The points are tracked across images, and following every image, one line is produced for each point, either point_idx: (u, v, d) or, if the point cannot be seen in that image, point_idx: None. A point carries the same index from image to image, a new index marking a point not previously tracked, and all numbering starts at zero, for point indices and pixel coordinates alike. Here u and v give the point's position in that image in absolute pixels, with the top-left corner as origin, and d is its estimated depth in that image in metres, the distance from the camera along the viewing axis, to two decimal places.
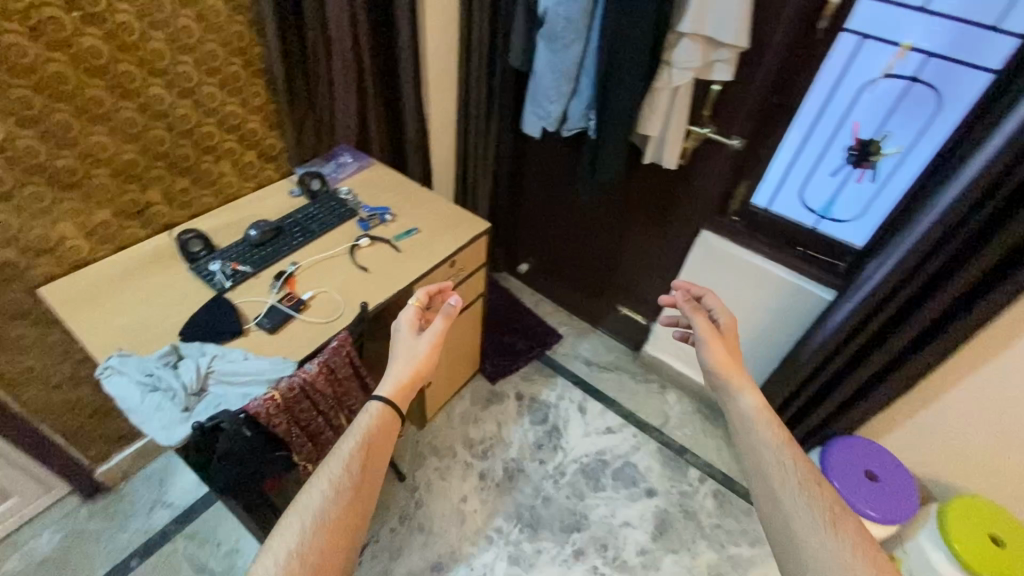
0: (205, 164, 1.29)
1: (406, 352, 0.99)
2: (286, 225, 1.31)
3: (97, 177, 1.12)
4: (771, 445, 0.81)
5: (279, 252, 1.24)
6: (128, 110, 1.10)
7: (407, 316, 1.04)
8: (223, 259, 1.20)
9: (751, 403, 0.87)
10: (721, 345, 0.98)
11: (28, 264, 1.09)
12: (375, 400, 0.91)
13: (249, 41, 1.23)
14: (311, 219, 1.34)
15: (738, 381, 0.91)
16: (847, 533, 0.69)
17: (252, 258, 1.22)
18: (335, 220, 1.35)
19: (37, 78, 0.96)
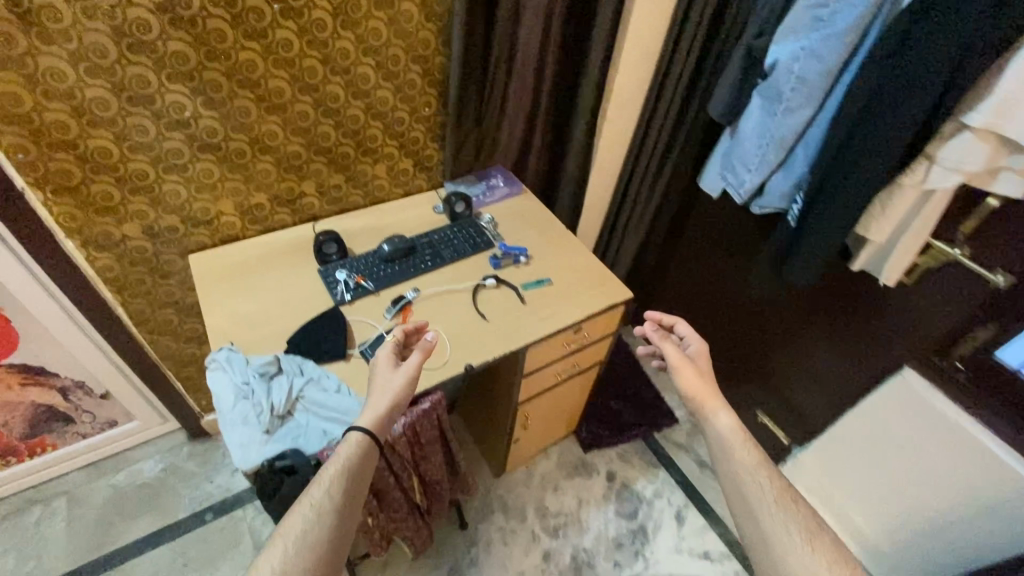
0: (361, 165, 1.27)
1: (382, 387, 0.87)
2: (419, 245, 1.24)
3: (261, 163, 1.13)
4: (753, 471, 0.84)
5: (404, 274, 1.18)
6: (302, 104, 1.09)
7: (385, 346, 0.92)
8: (350, 269, 1.16)
9: (728, 427, 0.89)
10: (695, 373, 0.97)
11: (187, 233, 1.14)
12: (353, 434, 0.81)
13: (433, 50, 1.16)
14: (445, 244, 1.26)
15: (718, 408, 0.91)
16: (824, 546, 0.75)
17: (377, 274, 1.16)
18: (468, 251, 1.26)
19: (229, 64, 0.96)
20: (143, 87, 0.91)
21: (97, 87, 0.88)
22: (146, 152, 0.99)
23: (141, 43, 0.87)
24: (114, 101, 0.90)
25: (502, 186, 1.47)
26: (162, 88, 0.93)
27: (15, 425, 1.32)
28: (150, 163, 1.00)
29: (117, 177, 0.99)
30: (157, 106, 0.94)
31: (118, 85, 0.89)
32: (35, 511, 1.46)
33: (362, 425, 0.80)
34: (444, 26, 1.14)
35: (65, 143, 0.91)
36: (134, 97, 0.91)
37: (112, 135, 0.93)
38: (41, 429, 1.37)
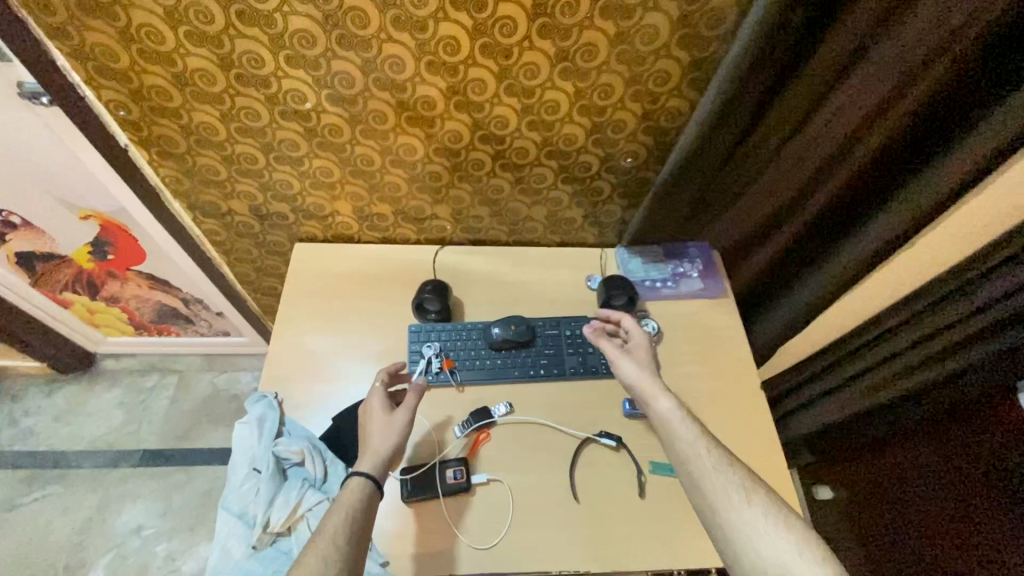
0: (515, 203, 0.94)
1: (375, 433, 0.75)
2: (542, 338, 0.91)
3: (390, 175, 0.86)
4: (694, 443, 0.70)
5: (503, 373, 0.88)
6: (456, 122, 0.77)
7: (374, 388, 0.79)
8: (446, 339, 0.90)
9: (671, 407, 0.75)
10: (638, 364, 0.81)
11: (296, 222, 0.96)
12: (357, 478, 0.69)
13: (669, 89, 0.73)
14: (574, 348, 0.91)
15: (659, 390, 0.77)
16: (762, 499, 0.63)
17: (472, 361, 0.88)
18: (598, 372, 0.90)
19: (367, 57, 0.67)
20: (256, 67, 0.67)
21: (201, 57, 0.66)
22: (256, 138, 0.78)
23: (255, 12, 0.61)
24: (221, 76, 0.68)
25: (695, 278, 1.02)
26: (278, 71, 0.68)
27: (145, 313, 1.40)
28: (259, 150, 0.80)
29: (223, 155, 0.81)
30: (272, 90, 0.71)
31: (225, 59, 0.66)
32: (156, 377, 1.62)
33: (363, 471, 0.70)
34: (702, 58, 0.69)
35: (168, 111, 0.73)
36: (244, 76, 0.68)
37: (218, 112, 0.73)
38: (166, 321, 1.45)
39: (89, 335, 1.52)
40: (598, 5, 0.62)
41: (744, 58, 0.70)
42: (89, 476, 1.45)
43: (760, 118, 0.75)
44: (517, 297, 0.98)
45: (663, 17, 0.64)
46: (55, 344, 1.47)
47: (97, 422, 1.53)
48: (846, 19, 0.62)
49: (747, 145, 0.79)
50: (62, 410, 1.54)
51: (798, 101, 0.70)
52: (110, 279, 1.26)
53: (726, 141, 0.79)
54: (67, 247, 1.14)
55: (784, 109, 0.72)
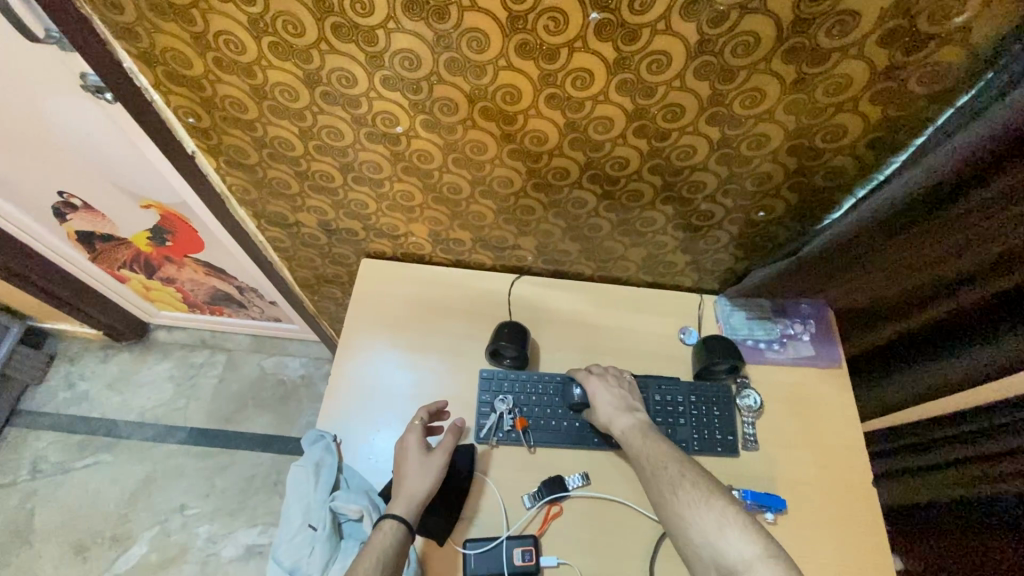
0: (611, 242, 0.82)
1: (409, 475, 0.71)
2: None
3: (476, 205, 0.76)
4: (640, 451, 0.71)
5: (581, 440, 0.79)
6: (567, 159, 0.65)
7: (412, 423, 0.75)
8: (521, 393, 0.81)
9: (627, 423, 0.74)
10: (594, 393, 0.78)
11: (366, 239, 0.88)
12: (389, 520, 0.67)
13: (839, 146, 0.59)
14: (663, 417, 0.81)
15: (614, 409, 0.76)
16: (712, 495, 0.64)
17: (547, 422, 0.80)
18: (688, 448, 0.79)
19: (477, 84, 0.56)
20: (346, 86, 0.57)
21: (285, 71, 0.56)
22: (335, 157, 0.68)
23: (355, 27, 0.51)
24: (304, 93, 0.59)
25: (806, 342, 0.89)
26: (371, 92, 0.58)
27: (199, 294, 1.37)
28: (337, 169, 0.71)
29: (296, 171, 0.72)
30: (360, 112, 0.61)
31: (311, 75, 0.56)
32: (205, 353, 1.61)
33: (395, 513, 0.67)
34: (895, 117, 0.55)
35: (243, 123, 0.65)
36: (331, 94, 0.58)
37: (296, 129, 0.64)
38: (219, 303, 1.42)
39: (144, 307, 1.51)
40: (783, 45, 0.48)
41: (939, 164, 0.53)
42: (137, 447, 1.47)
43: (930, 220, 0.61)
44: (600, 344, 0.88)
45: (862, 66, 0.50)
46: (113, 314, 1.47)
47: (147, 393, 1.54)
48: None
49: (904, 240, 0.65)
50: (116, 378, 1.56)
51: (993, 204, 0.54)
52: (167, 263, 1.22)
53: (880, 236, 0.65)
54: (127, 231, 1.10)
55: (971, 209, 0.56)
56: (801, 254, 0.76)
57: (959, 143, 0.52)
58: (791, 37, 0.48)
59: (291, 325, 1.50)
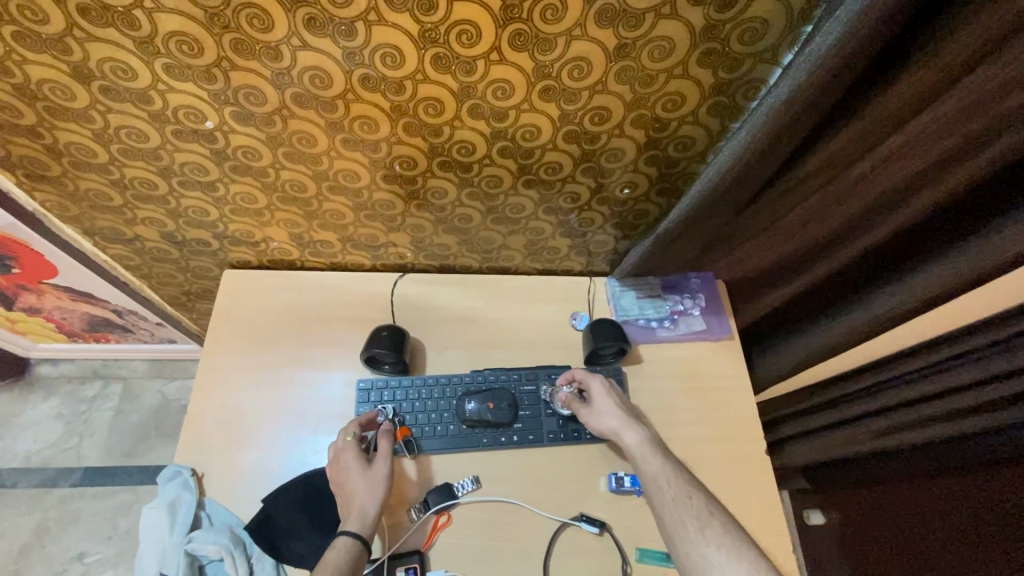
0: (488, 232, 0.78)
1: (361, 493, 0.65)
2: (518, 398, 0.78)
3: (330, 203, 0.70)
4: (657, 473, 0.68)
5: (470, 442, 0.75)
6: (408, 147, 0.60)
7: (344, 441, 0.69)
8: (403, 401, 0.76)
9: (640, 441, 0.71)
10: (602, 401, 0.75)
11: (223, 248, 0.80)
12: (343, 536, 0.62)
13: (681, 115, 0.56)
14: (554, 409, 0.78)
15: (613, 423, 0.73)
16: (714, 528, 0.62)
17: (433, 427, 0.75)
18: (581, 437, 0.77)
19: (277, 69, 0.49)
20: (126, 80, 0.50)
21: (46, 65, 0.49)
22: (149, 161, 0.61)
23: (105, 7, 0.43)
24: (81, 89, 0.51)
25: (696, 317, 0.88)
26: (159, 84, 0.51)
27: (75, 323, 1.25)
28: (157, 174, 0.63)
29: (111, 180, 0.64)
30: (156, 108, 0.53)
31: (78, 67, 0.49)
32: (100, 385, 1.48)
33: (350, 531, 0.62)
34: (729, 80, 0.53)
35: (24, 129, 0.56)
36: (112, 89, 0.51)
37: (89, 132, 0.56)
38: (103, 330, 1.30)
39: (17, 342, 1.36)
40: (593, 8, 0.45)
41: (779, 113, 0.50)
42: (24, 497, 1.33)
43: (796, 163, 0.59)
44: (490, 338, 0.84)
45: (680, 28, 0.47)
46: None
47: (33, 436, 1.40)
48: (919, 59, 0.46)
49: (774, 189, 0.63)
50: None
51: (851, 140, 0.54)
52: (25, 293, 1.10)
53: (746, 195, 0.61)
54: None
55: (836, 144, 0.55)
56: (659, 232, 0.73)
57: (792, 86, 0.48)
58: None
59: (189, 345, 1.39)
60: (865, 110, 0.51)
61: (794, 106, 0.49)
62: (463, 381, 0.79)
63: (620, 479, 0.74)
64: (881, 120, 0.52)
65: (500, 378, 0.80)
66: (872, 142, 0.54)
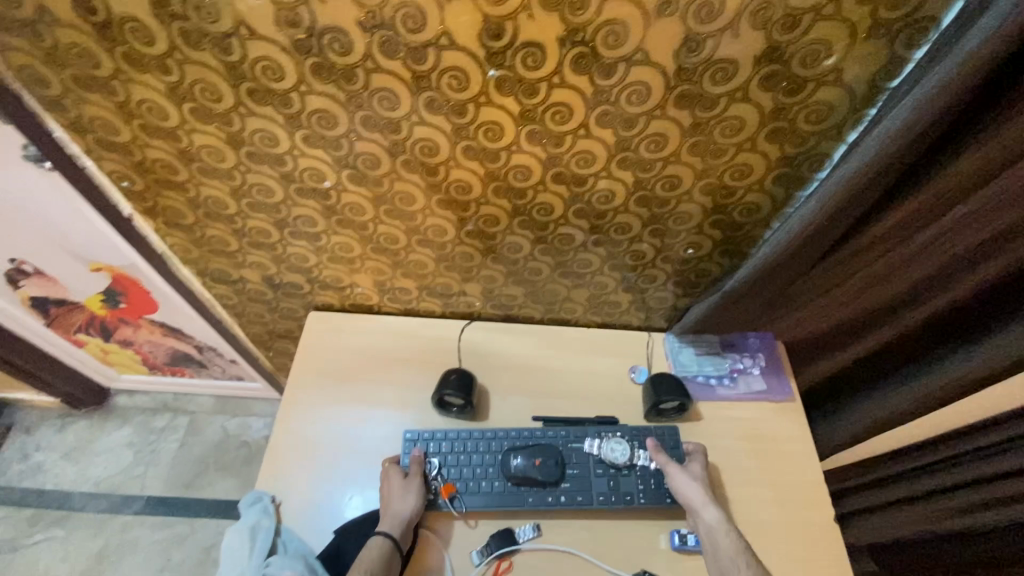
0: (554, 285, 0.83)
1: (398, 503, 0.71)
2: (566, 456, 0.78)
3: (415, 254, 0.77)
4: (735, 553, 0.68)
5: (515, 502, 0.74)
6: (494, 206, 0.67)
7: (391, 465, 0.75)
8: (448, 453, 0.77)
9: (717, 518, 0.71)
10: (691, 472, 0.75)
11: (312, 291, 0.88)
12: (376, 537, 0.68)
13: (747, 184, 0.61)
14: (602, 470, 0.77)
15: (700, 493, 0.73)
16: None
17: (478, 482, 0.76)
18: (634, 501, 0.75)
19: (395, 139, 0.58)
20: (270, 146, 0.59)
21: (209, 134, 0.59)
22: (270, 213, 0.70)
23: (268, 91, 0.53)
24: (230, 153, 0.61)
25: (756, 376, 0.89)
26: (294, 150, 0.60)
27: (159, 356, 1.35)
28: (273, 224, 0.72)
29: (234, 228, 0.73)
30: (288, 169, 0.62)
31: (233, 136, 0.58)
32: (168, 417, 1.57)
33: (383, 531, 0.68)
34: (795, 153, 0.58)
35: (175, 184, 0.66)
36: (255, 154, 0.61)
37: (227, 188, 0.66)
38: (181, 363, 1.40)
39: (103, 371, 1.47)
40: (673, 93, 0.51)
41: (845, 183, 0.54)
42: (91, 521, 1.39)
43: (862, 229, 0.62)
44: (551, 387, 0.87)
45: (751, 109, 0.53)
46: (72, 382, 1.44)
47: (103, 462, 1.48)
48: (977, 139, 0.50)
49: (839, 252, 0.66)
50: (71, 448, 1.50)
51: (918, 210, 0.57)
52: (123, 326, 1.21)
53: (812, 257, 0.65)
54: (79, 294, 1.09)
55: (901, 213, 0.58)
56: (723, 290, 0.76)
57: (857, 159, 0.52)
58: (679, 86, 0.51)
59: (255, 383, 1.47)
60: (931, 182, 0.55)
61: (859, 178, 0.53)
62: (509, 436, 0.80)
63: (683, 537, 0.73)
64: (947, 192, 0.55)
65: (547, 434, 0.80)
66: (938, 212, 0.57)
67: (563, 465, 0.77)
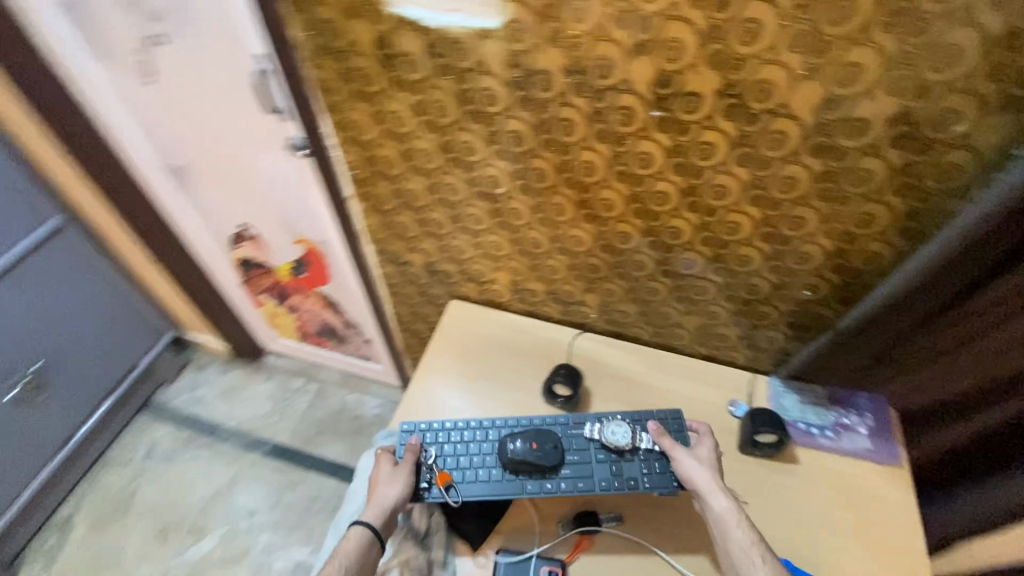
0: (668, 307, 0.92)
1: (380, 490, 0.74)
2: (564, 442, 0.82)
3: (551, 259, 0.91)
4: (747, 544, 0.68)
5: (518, 489, 0.78)
6: (630, 225, 0.79)
7: (382, 454, 0.79)
8: (443, 441, 0.83)
9: (726, 506, 0.70)
10: (697, 461, 0.75)
11: (458, 281, 1.05)
12: (357, 527, 0.71)
13: (871, 233, 0.68)
14: (602, 459, 0.81)
15: (710, 481, 0.73)
16: None
17: (474, 473, 0.80)
18: (639, 486, 0.77)
19: (564, 158, 0.73)
20: (467, 153, 0.78)
21: (427, 140, 0.78)
22: (448, 208, 0.89)
23: (481, 112, 0.71)
24: (436, 155, 0.80)
25: (861, 435, 0.89)
26: (484, 159, 0.78)
27: (312, 325, 1.62)
28: (447, 217, 0.91)
29: (416, 217, 0.93)
30: (474, 173, 0.80)
31: (444, 143, 0.78)
32: (302, 381, 1.84)
33: (363, 519, 0.71)
34: (921, 209, 0.64)
35: (387, 176, 0.88)
36: (454, 158, 0.79)
37: (423, 184, 0.86)
38: (326, 335, 1.66)
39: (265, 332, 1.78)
40: (808, 143, 0.61)
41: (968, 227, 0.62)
42: (229, 451, 1.67)
43: (985, 289, 0.65)
44: (650, 401, 0.94)
45: (881, 164, 0.61)
46: (242, 335, 1.76)
47: (248, 406, 1.78)
48: None
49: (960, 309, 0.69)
50: (228, 389, 1.82)
51: None
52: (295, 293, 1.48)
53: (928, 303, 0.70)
54: (278, 260, 1.37)
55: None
56: (836, 328, 0.82)
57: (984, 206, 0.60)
58: (815, 137, 0.60)
59: (377, 365, 1.69)
60: None
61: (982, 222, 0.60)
62: (506, 425, 0.85)
63: None
64: None
65: (545, 422, 0.84)
66: None
67: (562, 450, 0.81)
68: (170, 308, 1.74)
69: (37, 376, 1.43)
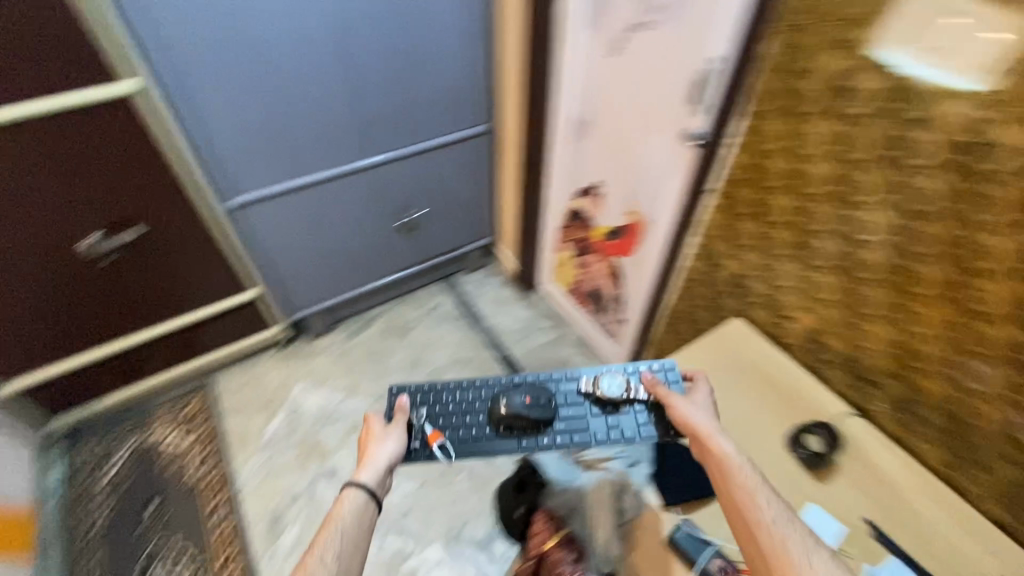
0: (984, 440, 0.82)
1: (376, 450, 0.87)
2: (556, 396, 0.95)
3: (873, 324, 0.90)
4: (747, 477, 0.72)
5: (513, 443, 0.91)
6: (997, 328, 0.74)
7: (371, 421, 0.91)
8: (434, 403, 0.96)
9: (724, 443, 0.76)
10: (692, 407, 0.85)
11: (755, 303, 1.12)
12: (359, 488, 0.80)
13: None
14: (591, 411, 0.94)
15: (709, 424, 0.81)
16: (824, 558, 0.63)
17: (466, 431, 0.92)
18: (634, 439, 0.91)
19: (962, 233, 0.73)
20: (855, 192, 0.84)
21: (823, 168, 0.87)
22: (798, 233, 0.96)
23: (900, 160, 0.77)
24: (822, 184, 0.88)
25: None
26: (871, 203, 0.82)
27: (588, 286, 1.87)
28: (790, 240, 0.98)
29: (761, 229, 1.03)
30: (849, 212, 0.86)
31: (840, 175, 0.85)
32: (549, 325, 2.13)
33: (364, 483, 0.80)
34: None
35: (760, 184, 0.99)
36: (839, 192, 0.86)
37: (790, 205, 0.95)
38: (592, 299, 1.89)
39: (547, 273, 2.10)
40: None
41: None
42: (478, 341, 2.08)
43: None
44: (897, 515, 0.87)
45: None
46: (532, 266, 2.13)
47: (506, 318, 2.16)
48: None
49: None
50: (499, 299, 2.23)
51: None
52: (595, 254, 1.73)
53: None
54: (601, 220, 1.62)
55: None
56: None
57: None
58: None
59: (616, 347, 1.86)
60: None
61: None
62: (501, 385, 0.98)
63: None
64: None
65: (533, 381, 0.98)
66: None
67: (552, 399, 0.94)
68: (498, 220, 2.18)
69: (414, 219, 1.93)
